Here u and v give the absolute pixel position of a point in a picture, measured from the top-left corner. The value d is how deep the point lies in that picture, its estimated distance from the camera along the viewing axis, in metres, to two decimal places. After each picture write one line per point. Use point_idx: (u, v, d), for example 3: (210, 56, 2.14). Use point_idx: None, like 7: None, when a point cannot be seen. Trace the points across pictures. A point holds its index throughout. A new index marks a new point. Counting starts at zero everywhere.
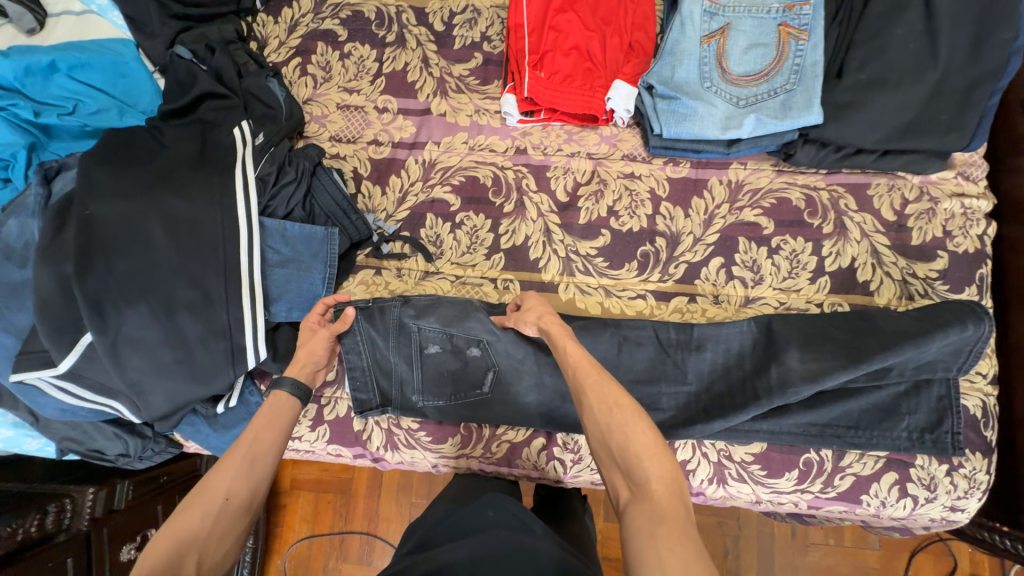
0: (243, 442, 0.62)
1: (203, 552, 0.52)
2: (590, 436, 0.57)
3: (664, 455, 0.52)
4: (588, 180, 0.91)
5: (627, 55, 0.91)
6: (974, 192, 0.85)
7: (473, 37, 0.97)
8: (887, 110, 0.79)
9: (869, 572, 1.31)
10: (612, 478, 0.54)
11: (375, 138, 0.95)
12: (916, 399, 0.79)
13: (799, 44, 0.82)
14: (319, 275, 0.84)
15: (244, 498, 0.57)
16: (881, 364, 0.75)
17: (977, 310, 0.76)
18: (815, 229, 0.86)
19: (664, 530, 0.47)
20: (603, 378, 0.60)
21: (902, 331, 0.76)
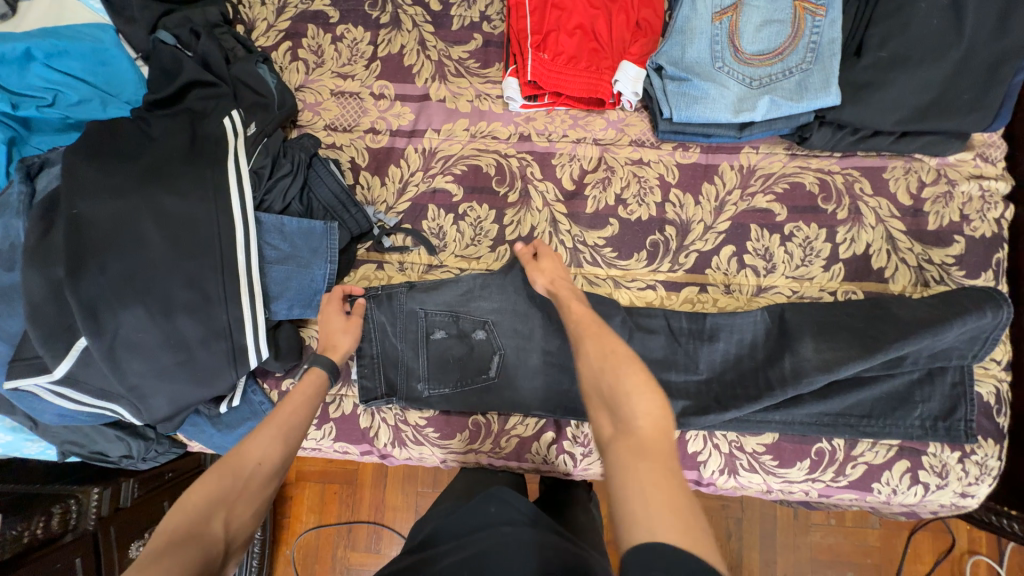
0: (275, 415, 0.65)
1: (229, 513, 0.54)
2: (582, 382, 0.59)
3: (655, 396, 0.53)
4: (595, 167, 0.88)
5: (634, 35, 0.87)
6: (992, 174, 0.82)
7: (472, 17, 0.92)
8: (908, 90, 0.75)
9: (870, 551, 1.34)
10: (599, 420, 0.55)
11: (372, 127, 0.91)
12: (930, 386, 0.78)
13: (816, 20, 0.78)
14: (320, 271, 0.81)
15: (272, 467, 0.59)
16: (897, 353, 0.73)
17: (996, 296, 0.75)
18: (828, 215, 0.83)
19: (645, 461, 0.48)
20: (603, 331, 0.62)
21: (919, 319, 0.74)
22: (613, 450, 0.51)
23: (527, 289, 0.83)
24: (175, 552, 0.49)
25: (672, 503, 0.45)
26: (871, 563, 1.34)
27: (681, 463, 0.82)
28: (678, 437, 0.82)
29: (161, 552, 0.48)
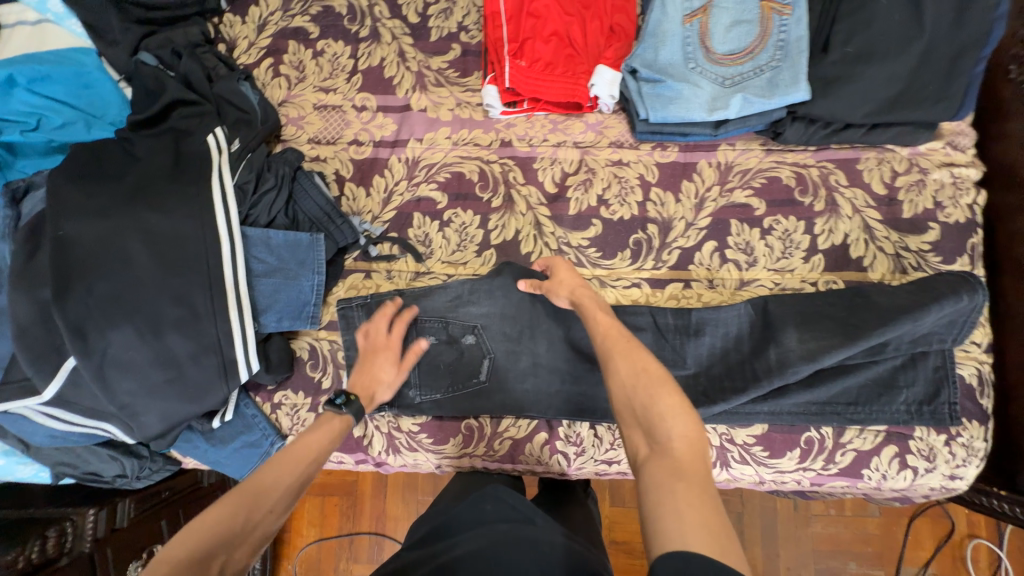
0: (291, 456, 0.64)
1: (229, 558, 0.52)
2: (614, 399, 0.60)
3: (690, 417, 0.54)
4: (576, 169, 0.89)
5: (608, 40, 0.89)
6: (963, 161, 0.84)
7: (449, 27, 0.94)
8: (876, 82, 0.77)
9: (871, 539, 1.36)
10: (633, 439, 0.56)
11: (355, 138, 0.92)
12: (914, 371, 0.79)
13: (783, 19, 0.80)
14: (308, 282, 0.82)
15: (279, 516, 0.59)
16: (880, 340, 0.75)
17: (970, 280, 0.76)
18: (806, 207, 0.85)
19: (681, 480, 0.49)
20: (634, 348, 0.62)
21: (898, 306, 0.76)
22: (648, 469, 0.52)
23: (514, 292, 0.84)
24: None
25: (708, 521, 0.46)
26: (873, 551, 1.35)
27: None
28: None
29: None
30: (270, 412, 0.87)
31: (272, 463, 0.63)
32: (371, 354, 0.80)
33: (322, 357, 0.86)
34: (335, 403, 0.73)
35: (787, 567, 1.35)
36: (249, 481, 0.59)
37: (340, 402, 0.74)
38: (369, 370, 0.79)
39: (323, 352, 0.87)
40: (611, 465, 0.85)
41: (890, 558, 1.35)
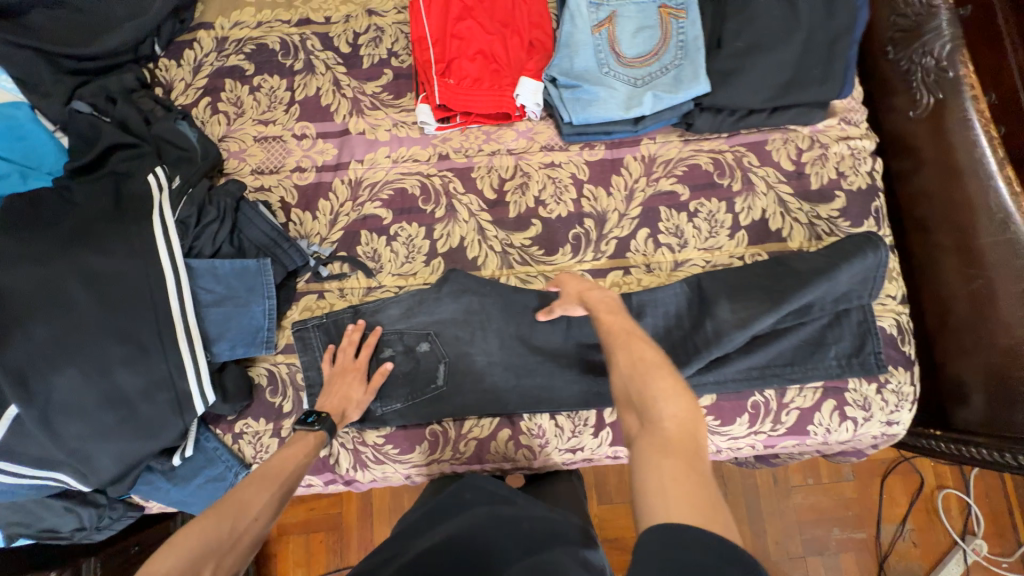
0: (269, 473, 0.68)
1: (218, 564, 0.54)
2: (612, 385, 0.61)
3: (686, 399, 0.55)
4: (512, 175, 0.94)
5: (529, 53, 0.95)
6: (858, 134, 0.93)
7: (380, 54, 0.99)
8: (767, 70, 0.86)
9: (847, 501, 1.47)
10: (627, 420, 0.57)
11: (298, 165, 0.95)
12: (839, 326, 0.85)
13: (680, 22, 0.88)
14: (260, 307, 0.83)
15: (263, 525, 0.61)
16: (800, 300, 0.81)
17: (874, 239, 0.84)
18: (725, 188, 0.92)
19: (672, 458, 0.50)
20: (633, 335, 0.63)
21: (815, 268, 0.83)
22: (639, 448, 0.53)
23: (464, 295, 0.88)
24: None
25: (695, 497, 0.47)
26: (853, 514, 1.47)
27: None
28: None
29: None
30: (233, 443, 0.86)
31: (252, 478, 0.66)
32: (339, 374, 0.83)
33: (281, 382, 0.87)
34: (308, 421, 0.77)
35: (775, 539, 1.45)
36: (231, 494, 0.62)
37: (313, 421, 0.77)
38: (338, 390, 0.82)
39: (282, 376, 0.87)
40: (576, 453, 0.87)
41: (870, 519, 1.46)
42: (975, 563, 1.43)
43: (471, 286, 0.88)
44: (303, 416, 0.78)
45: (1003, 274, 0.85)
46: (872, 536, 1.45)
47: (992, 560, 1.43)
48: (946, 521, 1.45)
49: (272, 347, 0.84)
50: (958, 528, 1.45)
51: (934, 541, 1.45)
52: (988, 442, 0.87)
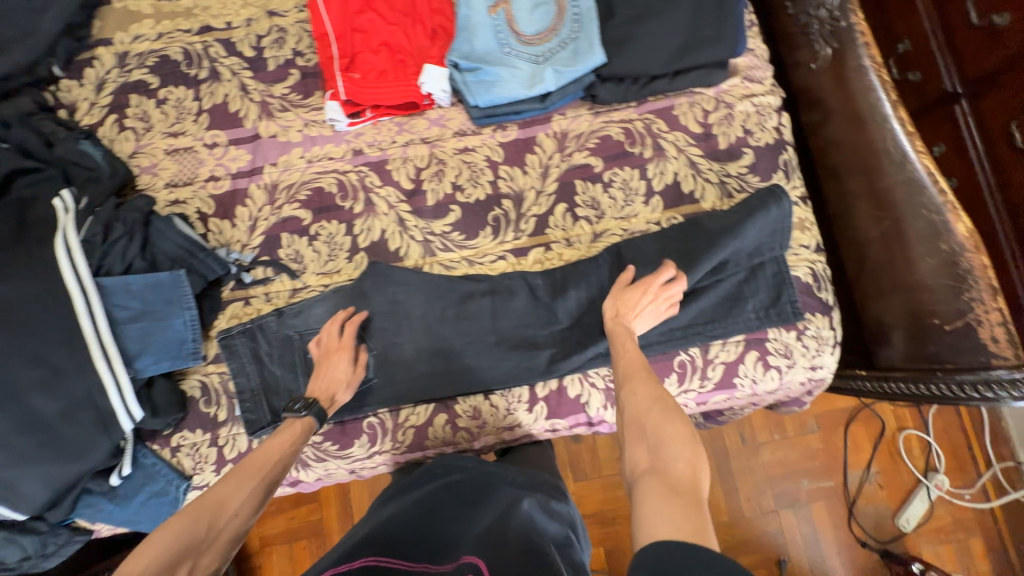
0: (250, 465, 0.69)
1: (194, 563, 0.58)
2: (626, 422, 0.65)
3: (696, 449, 0.59)
4: (427, 164, 0.95)
5: (432, 40, 0.95)
6: (762, 91, 0.95)
7: (285, 55, 0.99)
8: (661, 33, 0.89)
9: (813, 452, 1.50)
10: (635, 454, 0.61)
11: (211, 174, 0.95)
12: (754, 280, 0.87)
13: None
14: (181, 319, 0.83)
15: (243, 520, 0.64)
16: (713, 258, 0.84)
17: (777, 191, 0.87)
18: (637, 156, 0.93)
19: (679, 496, 0.53)
20: (649, 378, 0.69)
21: (724, 227, 0.85)
22: (646, 484, 0.56)
23: (387, 287, 0.88)
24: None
25: (697, 531, 0.49)
26: (820, 465, 1.50)
27: (566, 408, 0.88)
28: (558, 386, 0.88)
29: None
30: (172, 457, 0.86)
31: (232, 472, 0.67)
32: (325, 357, 0.82)
33: (214, 392, 0.87)
34: (295, 409, 0.76)
35: (748, 496, 1.48)
36: (210, 493, 0.64)
37: (299, 407, 0.77)
38: (325, 373, 0.81)
39: (215, 385, 0.87)
40: (515, 429, 0.89)
41: (837, 468, 1.50)
42: (940, 498, 1.47)
43: (394, 278, 0.88)
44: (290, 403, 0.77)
45: (905, 212, 0.87)
46: (840, 483, 1.49)
47: (955, 494, 1.47)
48: (908, 461, 1.49)
49: (200, 357, 0.84)
50: (920, 466, 1.49)
51: (898, 481, 1.49)
52: (909, 373, 0.90)
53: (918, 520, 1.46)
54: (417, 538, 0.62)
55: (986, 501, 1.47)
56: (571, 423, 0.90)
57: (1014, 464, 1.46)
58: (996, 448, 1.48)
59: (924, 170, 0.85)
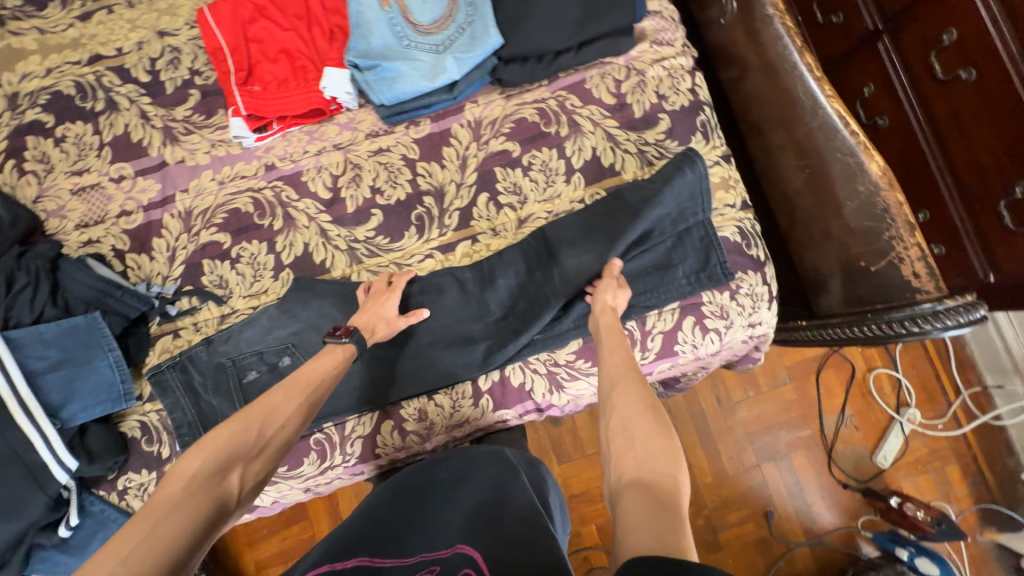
0: (296, 383, 0.70)
1: (245, 468, 0.61)
2: (612, 428, 0.62)
3: (680, 463, 0.57)
4: (343, 170, 0.92)
5: (331, 41, 0.93)
6: (672, 53, 0.94)
7: (182, 76, 0.95)
8: (556, 7, 0.88)
9: (789, 405, 1.50)
10: (621, 464, 0.58)
11: (122, 209, 0.92)
12: (682, 245, 0.87)
13: None
14: (105, 361, 0.81)
15: (289, 431, 0.66)
16: (634, 230, 0.84)
17: (691, 155, 0.87)
18: (554, 135, 0.92)
19: (664, 509, 0.50)
20: (638, 384, 0.66)
21: (642, 198, 0.86)
22: (631, 496, 0.53)
23: (316, 300, 0.87)
24: (192, 498, 0.55)
25: (683, 547, 0.45)
26: (797, 416, 1.50)
27: (511, 398, 0.88)
28: (501, 377, 0.88)
29: (183, 494, 0.55)
30: (120, 501, 0.84)
31: (279, 387, 0.69)
32: (373, 296, 0.83)
33: (155, 429, 0.85)
34: (338, 336, 0.76)
35: (729, 455, 1.47)
36: (260, 403, 0.66)
37: (343, 334, 0.77)
38: (369, 308, 0.81)
39: (154, 423, 0.85)
40: (465, 426, 0.89)
41: (812, 416, 1.50)
42: (914, 431, 1.48)
43: (321, 291, 0.87)
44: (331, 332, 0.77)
45: (824, 159, 0.87)
46: (817, 431, 1.49)
47: (929, 425, 1.49)
48: (880, 400, 1.50)
49: (133, 397, 0.83)
50: (892, 403, 1.50)
51: (874, 421, 1.50)
52: (846, 317, 0.88)
53: (895, 455, 1.47)
54: (400, 532, 0.68)
55: (958, 427, 1.49)
56: (519, 411, 0.90)
57: (982, 387, 1.49)
58: (963, 375, 1.50)
59: (835, 113, 0.85)
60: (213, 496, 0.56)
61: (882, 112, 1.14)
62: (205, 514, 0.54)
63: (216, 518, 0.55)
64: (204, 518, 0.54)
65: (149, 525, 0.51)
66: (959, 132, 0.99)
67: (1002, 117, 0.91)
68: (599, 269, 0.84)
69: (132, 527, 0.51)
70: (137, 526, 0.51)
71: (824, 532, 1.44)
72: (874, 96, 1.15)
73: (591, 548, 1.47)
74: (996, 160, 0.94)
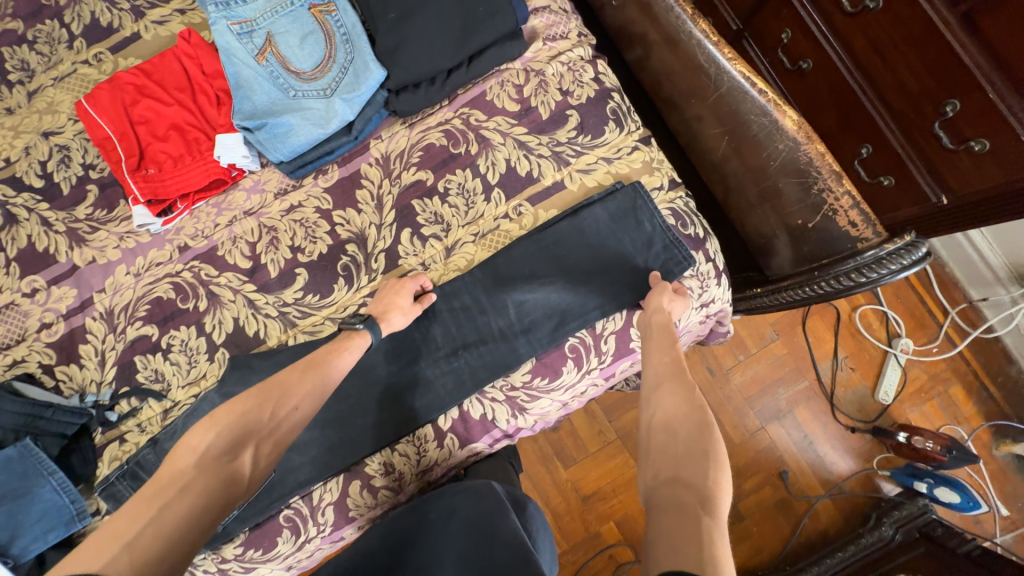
0: (312, 363, 0.71)
1: (258, 446, 0.63)
2: (655, 426, 0.64)
3: (721, 466, 0.58)
4: (258, 236, 0.89)
5: (219, 107, 0.90)
6: (568, 46, 0.92)
7: (76, 173, 0.92)
8: (434, 25, 0.85)
9: (781, 360, 1.46)
10: (660, 462, 0.60)
11: (42, 322, 0.88)
12: (647, 255, 0.85)
13: (334, 16, 0.87)
14: (48, 486, 0.78)
15: (303, 412, 0.67)
16: (581, 262, 0.86)
17: (639, 189, 0.86)
18: (465, 155, 0.89)
19: (701, 509, 0.52)
20: (684, 388, 0.68)
21: (591, 228, 0.86)
22: (667, 495, 0.55)
23: (255, 376, 0.83)
24: (200, 475, 0.58)
25: (716, 552, 0.47)
26: (791, 369, 1.46)
27: (475, 432, 0.85)
28: (460, 414, 0.84)
29: (194, 469, 0.58)
30: None
31: (296, 368, 0.70)
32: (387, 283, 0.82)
33: None
34: (353, 323, 0.77)
35: (732, 424, 1.42)
36: (277, 381, 0.68)
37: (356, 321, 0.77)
38: (383, 296, 0.80)
39: None
40: (436, 468, 0.85)
41: (807, 367, 1.46)
42: (910, 361, 1.45)
43: (258, 365, 0.83)
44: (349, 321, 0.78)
45: (741, 121, 0.84)
46: (815, 380, 1.45)
47: (923, 351, 1.45)
48: (871, 337, 1.47)
49: (86, 515, 0.79)
50: (883, 337, 1.47)
51: (868, 359, 1.47)
52: (798, 277, 0.85)
53: (896, 389, 1.44)
54: None
55: (953, 347, 1.45)
56: (488, 443, 0.86)
57: (968, 304, 1.46)
58: (947, 295, 1.47)
59: (740, 75, 0.82)
60: (221, 477, 0.58)
61: (804, 56, 1.10)
62: (213, 491, 0.57)
63: (223, 498, 0.58)
64: (214, 496, 0.57)
65: (160, 502, 0.54)
66: (880, 61, 0.96)
67: (918, 37, 0.88)
68: (546, 296, 0.85)
69: (142, 499, 0.55)
70: (146, 501, 0.55)
71: (842, 480, 1.39)
72: (793, 40, 1.11)
73: (614, 546, 1.32)
74: (921, 81, 0.90)
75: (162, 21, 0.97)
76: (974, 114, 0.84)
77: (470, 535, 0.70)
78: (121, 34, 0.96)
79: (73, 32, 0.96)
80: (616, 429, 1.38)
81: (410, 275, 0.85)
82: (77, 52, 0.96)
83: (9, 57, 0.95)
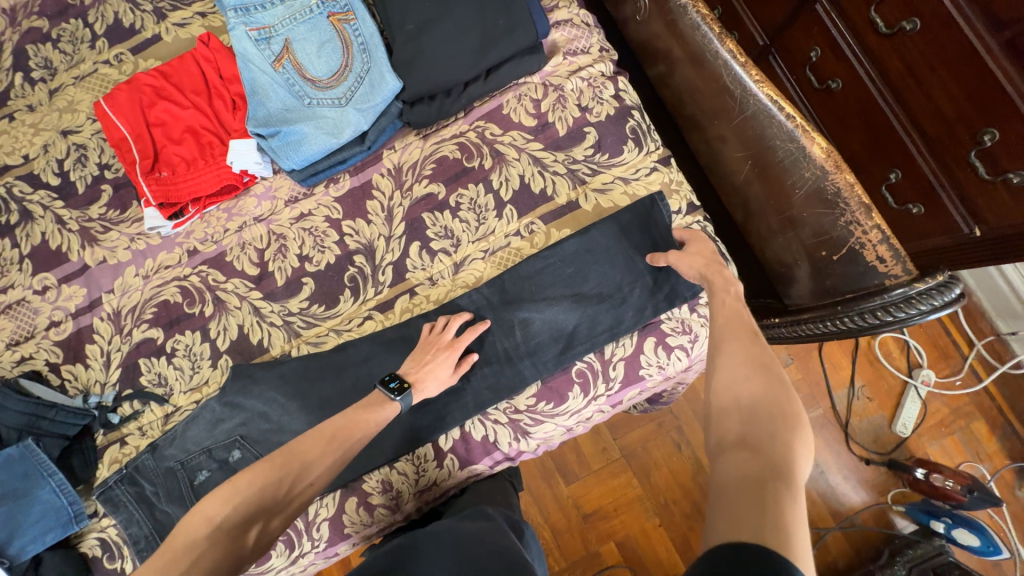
0: (337, 434, 0.68)
1: (266, 524, 0.61)
2: (719, 383, 0.57)
3: (799, 432, 0.49)
4: (267, 243, 0.88)
5: (234, 111, 0.90)
6: (589, 62, 0.90)
7: (91, 172, 0.92)
8: (452, 37, 0.84)
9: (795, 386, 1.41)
10: (723, 423, 0.52)
11: (51, 320, 0.88)
12: (661, 280, 0.82)
13: (353, 25, 0.86)
14: (47, 487, 0.78)
15: (316, 487, 0.65)
16: (592, 283, 0.83)
17: (655, 211, 0.84)
18: (478, 169, 0.87)
19: (774, 478, 0.44)
20: (749, 345, 0.60)
21: (604, 247, 0.84)
22: (732, 460, 0.47)
23: (258, 386, 0.82)
24: (210, 548, 0.56)
25: (790, 527, 0.40)
26: (804, 395, 1.41)
27: (476, 454, 0.83)
28: (461, 435, 0.82)
29: (206, 542, 0.56)
30: None
31: (321, 434, 0.68)
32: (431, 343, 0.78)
33: (115, 544, 0.80)
34: (391, 391, 0.73)
35: None
36: (297, 451, 0.65)
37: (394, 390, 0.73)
38: (424, 358, 0.77)
39: (114, 540, 0.80)
40: (432, 489, 0.83)
41: (822, 395, 1.40)
42: (931, 393, 1.39)
43: (260, 376, 0.82)
44: (384, 381, 0.75)
45: (766, 146, 0.81)
46: (830, 409, 1.39)
47: (945, 384, 1.39)
48: (889, 365, 1.41)
49: (84, 517, 0.79)
50: (903, 367, 1.41)
51: (886, 388, 1.41)
52: (820, 311, 0.81)
53: (915, 421, 1.38)
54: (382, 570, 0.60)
55: (978, 381, 1.39)
56: (488, 465, 0.84)
57: (996, 337, 1.39)
58: (974, 326, 1.41)
59: (767, 99, 0.77)
60: (229, 554, 0.56)
61: (834, 75, 1.06)
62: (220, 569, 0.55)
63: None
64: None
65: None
66: (915, 85, 0.91)
67: (957, 63, 0.84)
68: (554, 319, 0.82)
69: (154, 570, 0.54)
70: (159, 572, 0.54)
71: (855, 512, 1.33)
72: (823, 59, 1.07)
73: (614, 568, 1.27)
74: (959, 108, 0.86)
75: (183, 23, 0.97)
76: (1014, 145, 0.80)
77: (470, 541, 0.66)
78: (142, 35, 0.96)
79: (95, 32, 0.97)
80: (621, 447, 1.34)
81: (453, 317, 0.81)
82: (98, 52, 0.96)
83: (34, 55, 0.96)
